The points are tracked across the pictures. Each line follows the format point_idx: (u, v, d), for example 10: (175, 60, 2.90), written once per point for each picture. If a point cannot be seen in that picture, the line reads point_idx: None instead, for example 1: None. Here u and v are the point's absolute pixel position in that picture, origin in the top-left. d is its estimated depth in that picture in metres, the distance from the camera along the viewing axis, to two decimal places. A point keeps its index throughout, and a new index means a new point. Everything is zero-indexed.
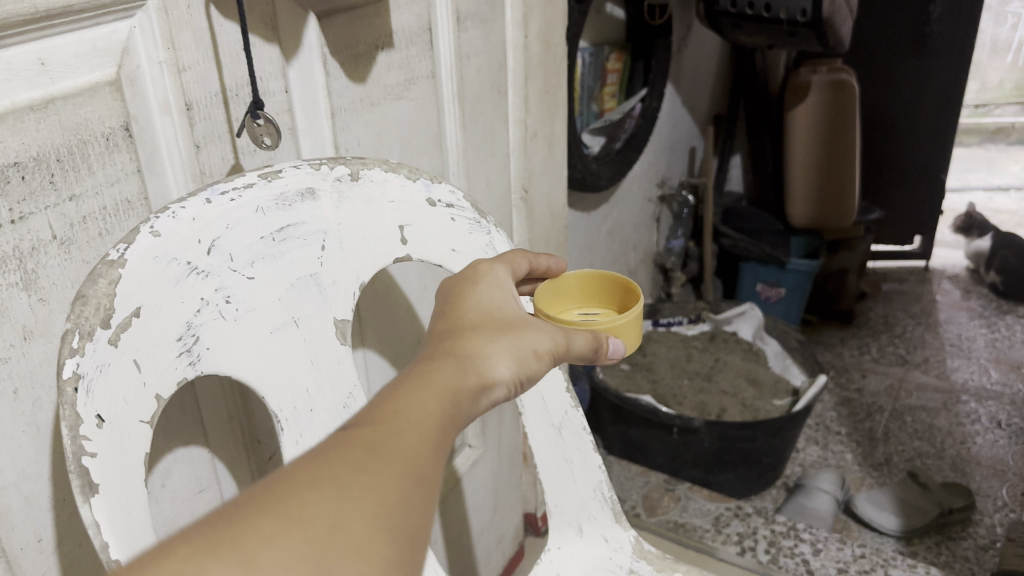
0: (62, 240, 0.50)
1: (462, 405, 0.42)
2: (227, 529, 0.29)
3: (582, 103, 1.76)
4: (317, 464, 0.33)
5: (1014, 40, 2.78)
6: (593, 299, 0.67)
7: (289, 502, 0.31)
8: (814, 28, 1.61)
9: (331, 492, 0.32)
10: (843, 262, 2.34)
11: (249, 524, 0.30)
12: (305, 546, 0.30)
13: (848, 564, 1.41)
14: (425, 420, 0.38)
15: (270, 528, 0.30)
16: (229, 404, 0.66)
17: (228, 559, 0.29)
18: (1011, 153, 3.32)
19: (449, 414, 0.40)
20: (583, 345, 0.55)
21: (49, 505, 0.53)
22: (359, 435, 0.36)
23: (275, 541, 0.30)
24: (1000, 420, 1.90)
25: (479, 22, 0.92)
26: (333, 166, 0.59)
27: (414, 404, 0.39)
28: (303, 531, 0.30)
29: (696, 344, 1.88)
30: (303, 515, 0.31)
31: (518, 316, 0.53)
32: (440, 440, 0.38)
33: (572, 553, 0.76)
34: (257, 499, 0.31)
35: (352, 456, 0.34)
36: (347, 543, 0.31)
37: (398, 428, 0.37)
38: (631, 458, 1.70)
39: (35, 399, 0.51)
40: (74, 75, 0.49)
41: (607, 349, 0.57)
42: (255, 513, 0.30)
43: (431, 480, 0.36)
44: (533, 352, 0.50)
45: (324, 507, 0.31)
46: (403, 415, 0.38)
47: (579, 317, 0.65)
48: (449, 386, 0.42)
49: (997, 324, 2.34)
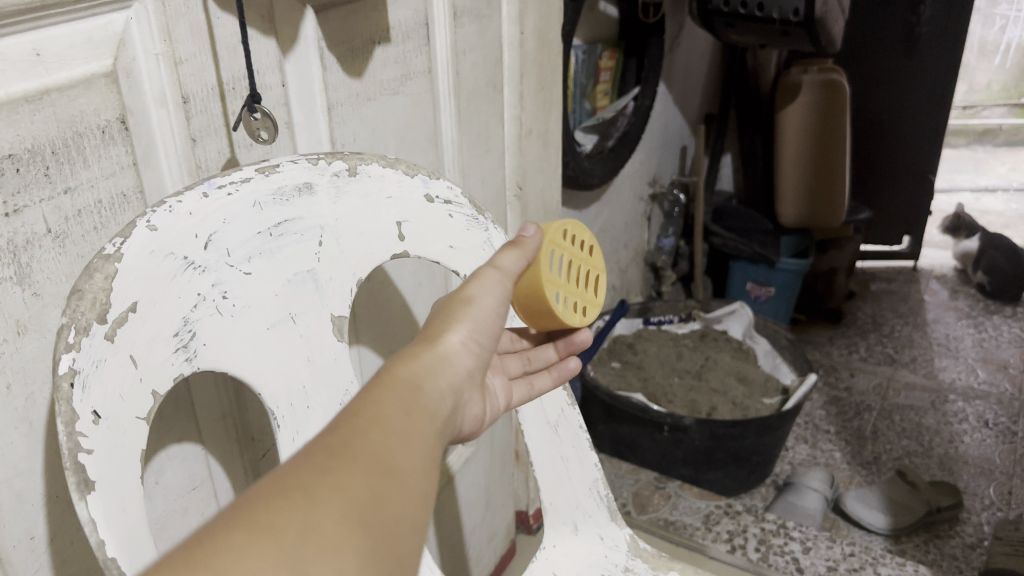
0: (57, 234, 0.50)
1: (422, 394, 0.41)
2: (193, 549, 0.26)
3: (575, 101, 1.74)
4: (277, 476, 0.30)
5: (1002, 42, 2.80)
6: (587, 300, 0.63)
7: (260, 511, 0.28)
8: (807, 28, 1.61)
9: (300, 495, 0.29)
10: (832, 262, 2.34)
11: (216, 540, 0.27)
12: (279, 553, 0.27)
13: (837, 563, 1.41)
14: (386, 417, 0.36)
15: (240, 540, 0.27)
16: (224, 399, 0.65)
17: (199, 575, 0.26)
18: (998, 155, 3.34)
19: (412, 409, 0.39)
20: (518, 267, 0.55)
21: (41, 502, 0.52)
22: (318, 442, 0.33)
23: (247, 551, 0.27)
24: (988, 419, 1.92)
25: (474, 18, 0.91)
26: (330, 161, 0.58)
27: (373, 403, 0.37)
28: (275, 538, 0.28)
29: (686, 343, 1.88)
30: (273, 522, 0.28)
31: (469, 292, 0.52)
32: (405, 434, 0.36)
33: (567, 551, 0.76)
34: (219, 519, 0.28)
35: (316, 461, 0.31)
36: (325, 542, 0.29)
37: (359, 426, 0.35)
38: (621, 456, 1.70)
39: (28, 394, 0.50)
40: (69, 66, 0.48)
41: (533, 231, 0.57)
42: (223, 530, 0.27)
43: (402, 471, 0.34)
44: (485, 343, 0.50)
45: (296, 512, 0.29)
46: (364, 413, 0.36)
47: (571, 281, 0.61)
48: (406, 383, 0.41)
49: (984, 324, 2.36)
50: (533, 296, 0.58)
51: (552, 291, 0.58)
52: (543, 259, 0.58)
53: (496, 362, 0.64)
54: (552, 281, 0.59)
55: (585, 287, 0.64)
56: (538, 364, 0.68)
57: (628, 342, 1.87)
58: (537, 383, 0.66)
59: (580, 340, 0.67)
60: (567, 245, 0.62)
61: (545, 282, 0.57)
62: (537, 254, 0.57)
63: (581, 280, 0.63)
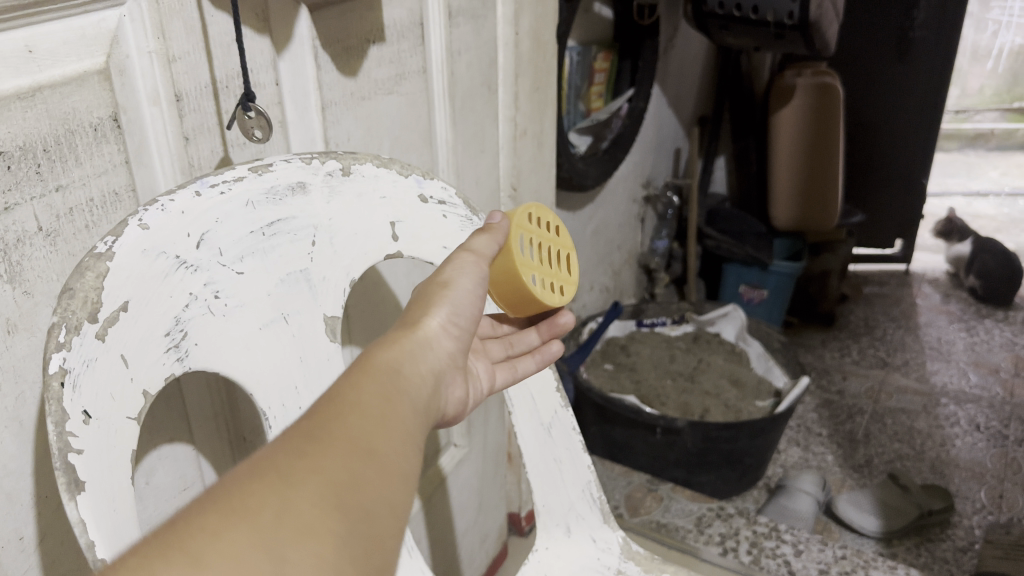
0: (48, 232, 0.49)
1: (401, 378, 0.40)
2: (169, 534, 0.27)
3: (569, 102, 1.75)
4: (253, 462, 0.31)
5: (994, 47, 2.82)
6: (561, 278, 0.62)
7: (234, 495, 0.29)
8: (801, 31, 1.62)
9: (276, 479, 0.30)
10: (825, 265, 2.32)
11: (192, 524, 0.27)
12: (255, 535, 0.28)
13: (829, 566, 1.42)
14: (364, 398, 0.36)
15: (214, 522, 0.27)
16: (215, 398, 0.65)
17: (175, 560, 0.26)
18: (990, 159, 3.36)
19: (390, 391, 0.38)
20: (493, 249, 0.56)
21: (32, 502, 0.52)
22: (296, 426, 0.33)
23: (223, 534, 0.27)
24: (979, 423, 1.93)
25: (470, 17, 0.90)
26: (324, 160, 0.58)
27: (350, 387, 0.37)
28: (251, 521, 0.28)
29: (679, 345, 1.89)
30: (249, 506, 0.28)
31: (446, 278, 0.51)
32: (384, 415, 0.36)
33: (560, 552, 0.76)
34: (196, 504, 0.28)
35: (292, 446, 0.31)
36: (302, 524, 0.29)
37: (334, 408, 0.35)
38: (613, 458, 1.70)
39: (18, 393, 0.50)
40: (62, 63, 0.48)
41: (501, 217, 0.58)
42: (196, 516, 0.28)
43: (382, 452, 0.34)
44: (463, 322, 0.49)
45: (270, 496, 0.29)
46: (339, 398, 0.36)
47: (544, 263, 0.61)
48: (384, 367, 0.41)
49: (975, 328, 2.38)
50: (511, 278, 0.58)
51: (528, 274, 0.58)
52: (514, 244, 0.58)
53: (478, 347, 0.64)
54: (527, 265, 0.58)
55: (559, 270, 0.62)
56: (520, 348, 0.68)
57: (621, 344, 1.87)
58: (520, 367, 0.66)
59: (563, 322, 0.67)
60: (535, 228, 0.61)
61: (520, 265, 0.57)
62: (506, 240, 0.57)
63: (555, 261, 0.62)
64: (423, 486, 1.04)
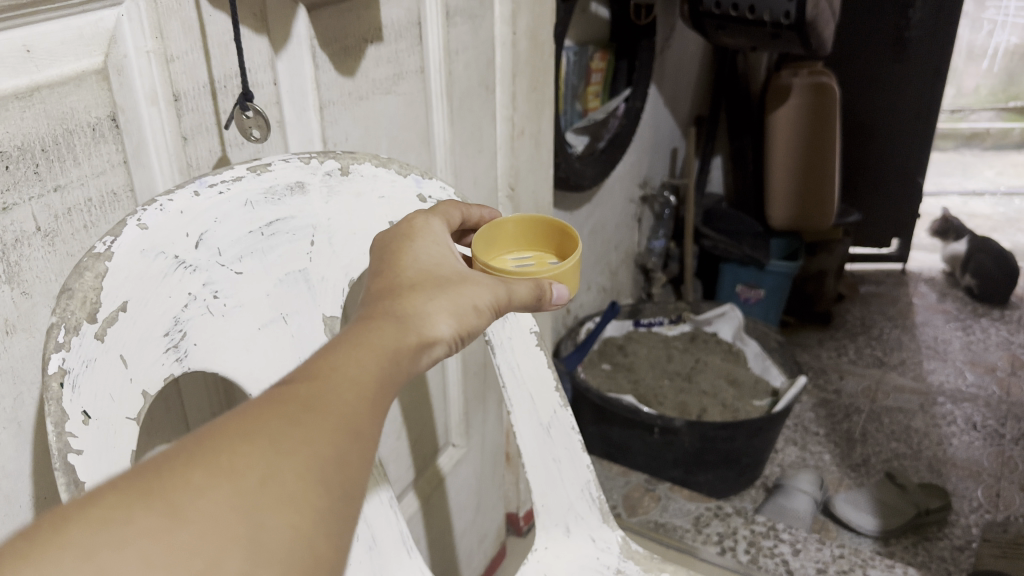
0: (46, 232, 0.49)
1: (401, 364, 0.41)
2: (158, 477, 0.29)
3: (565, 102, 1.74)
4: (246, 419, 0.33)
5: (989, 47, 2.86)
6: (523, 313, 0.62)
7: (222, 452, 0.31)
8: (797, 31, 1.62)
9: (264, 446, 0.32)
10: (821, 265, 2.36)
11: (178, 474, 0.29)
12: (235, 496, 0.30)
13: (826, 565, 1.46)
14: (364, 377, 0.37)
15: (200, 478, 0.30)
16: (213, 399, 0.65)
17: (157, 509, 0.28)
18: (986, 159, 3.37)
19: (389, 373, 0.39)
20: (525, 304, 0.52)
21: (30, 503, 0.53)
22: (296, 391, 0.35)
23: (206, 492, 0.29)
24: (976, 422, 1.93)
25: (467, 17, 0.90)
26: (322, 160, 0.58)
27: (352, 360, 0.38)
28: (234, 482, 0.30)
29: (676, 344, 1.89)
30: (234, 466, 0.30)
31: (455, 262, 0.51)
32: (378, 397, 0.37)
33: (559, 553, 0.76)
34: (187, 452, 0.30)
35: (285, 412, 0.33)
36: (280, 496, 0.31)
37: (332, 383, 0.36)
38: (611, 458, 1.71)
39: (16, 394, 0.50)
40: (59, 63, 0.48)
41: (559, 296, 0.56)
42: (185, 464, 0.30)
43: (369, 437, 0.35)
44: (473, 307, 0.48)
45: (258, 460, 0.31)
46: (341, 371, 0.37)
47: (522, 263, 0.61)
48: (389, 345, 0.41)
49: (972, 327, 2.38)
50: (498, 272, 0.55)
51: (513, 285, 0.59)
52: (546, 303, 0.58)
53: None
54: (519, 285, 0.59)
55: (498, 252, 0.62)
56: None
57: (618, 344, 1.87)
58: None
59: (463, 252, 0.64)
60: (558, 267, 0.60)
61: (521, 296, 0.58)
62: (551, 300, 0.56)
63: (513, 260, 0.62)
64: (421, 487, 1.04)
